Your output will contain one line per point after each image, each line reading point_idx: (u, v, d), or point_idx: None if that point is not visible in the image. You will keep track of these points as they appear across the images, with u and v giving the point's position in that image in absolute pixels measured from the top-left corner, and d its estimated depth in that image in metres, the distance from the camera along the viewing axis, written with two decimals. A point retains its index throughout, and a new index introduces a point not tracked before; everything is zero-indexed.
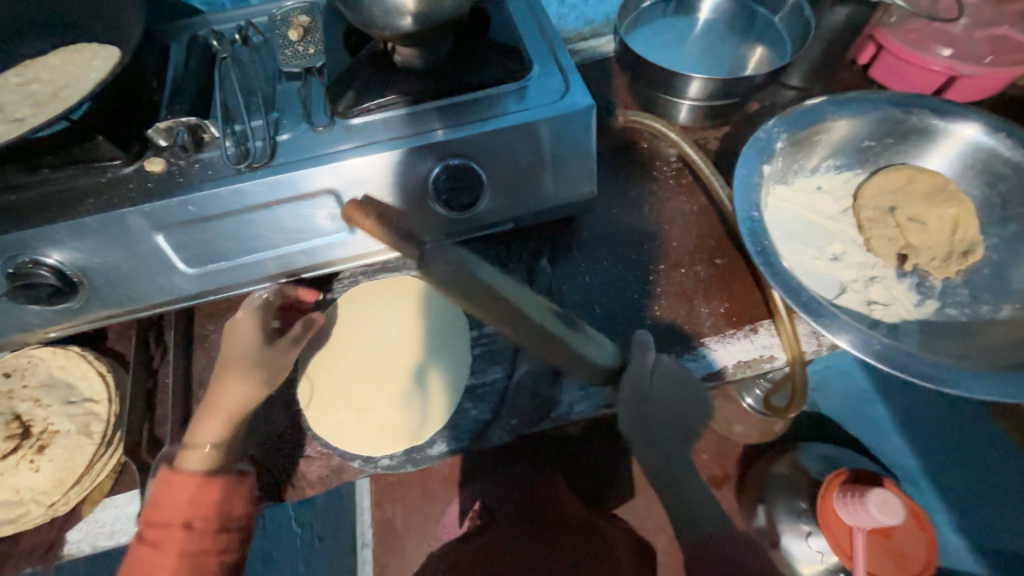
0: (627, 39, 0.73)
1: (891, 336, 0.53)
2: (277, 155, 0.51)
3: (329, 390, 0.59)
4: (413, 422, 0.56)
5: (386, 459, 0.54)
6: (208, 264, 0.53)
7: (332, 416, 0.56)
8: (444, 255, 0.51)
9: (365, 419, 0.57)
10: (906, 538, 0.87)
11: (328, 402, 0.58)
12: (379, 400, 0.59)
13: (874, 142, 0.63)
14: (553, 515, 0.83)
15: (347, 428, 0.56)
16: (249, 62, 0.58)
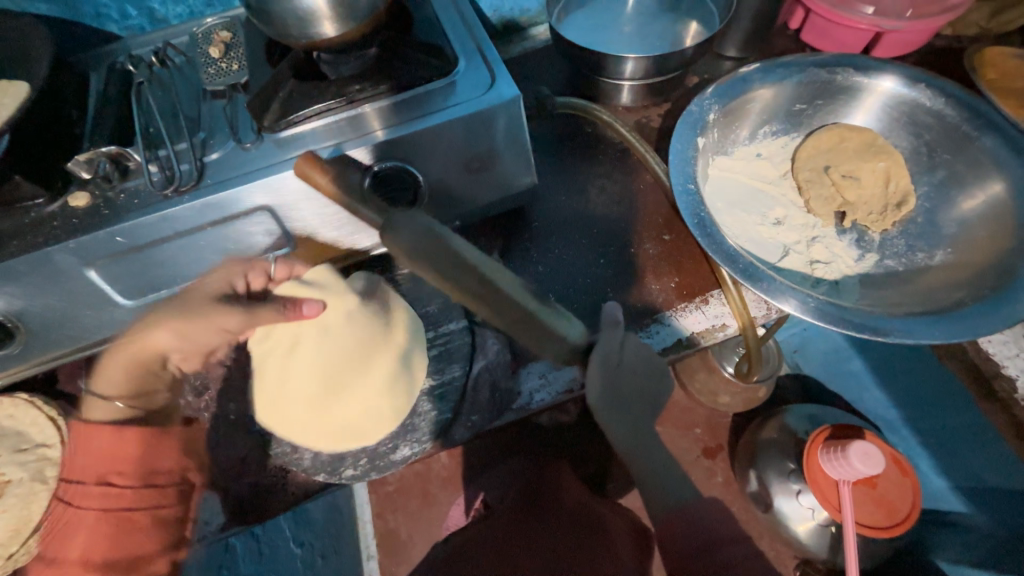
0: (559, 27, 0.73)
1: (834, 294, 0.54)
2: (205, 176, 0.50)
3: (285, 399, 0.56)
4: (376, 424, 0.55)
5: (350, 469, 0.54)
6: (149, 294, 0.52)
7: (294, 425, 0.55)
8: (410, 224, 0.47)
9: (325, 425, 0.55)
10: (890, 487, 0.90)
11: (287, 411, 0.56)
12: (338, 403, 0.56)
13: (805, 105, 0.64)
14: (556, 501, 0.81)
15: (309, 436, 0.55)
16: (171, 85, 0.56)
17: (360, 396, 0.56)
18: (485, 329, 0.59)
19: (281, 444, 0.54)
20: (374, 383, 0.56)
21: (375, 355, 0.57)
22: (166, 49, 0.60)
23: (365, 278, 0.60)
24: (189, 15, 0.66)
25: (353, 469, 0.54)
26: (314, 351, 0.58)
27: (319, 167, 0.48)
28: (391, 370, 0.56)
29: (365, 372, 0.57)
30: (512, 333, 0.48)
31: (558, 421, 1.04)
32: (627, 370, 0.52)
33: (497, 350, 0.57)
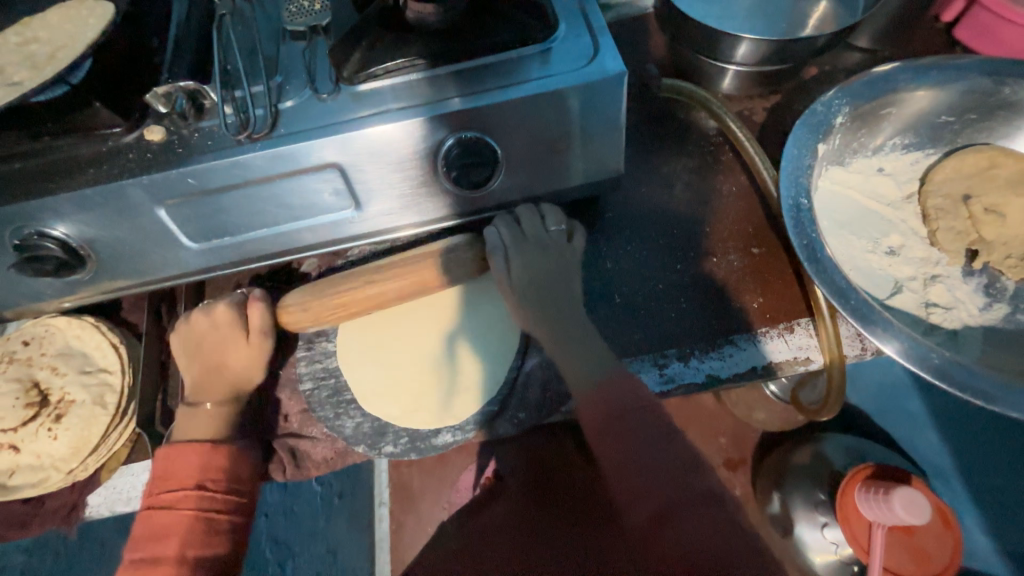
0: None
1: (948, 346, 0.47)
2: (279, 125, 0.47)
3: (364, 351, 0.56)
4: (438, 406, 0.54)
5: (390, 446, 0.53)
6: (213, 239, 0.51)
7: (368, 378, 0.55)
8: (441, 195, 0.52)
9: (399, 390, 0.55)
10: (930, 539, 0.74)
11: (365, 360, 0.56)
12: (417, 368, 0.56)
13: (953, 118, 0.54)
14: (562, 501, 0.74)
15: (379, 397, 0.55)
16: (251, 20, 0.53)
17: (442, 369, 0.56)
18: None
19: (325, 408, 0.55)
20: (458, 360, 0.56)
21: (465, 333, 0.56)
22: None
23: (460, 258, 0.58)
24: None
25: (392, 445, 0.53)
26: (403, 312, 0.58)
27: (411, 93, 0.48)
28: (477, 352, 0.56)
29: (453, 347, 0.56)
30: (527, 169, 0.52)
31: None
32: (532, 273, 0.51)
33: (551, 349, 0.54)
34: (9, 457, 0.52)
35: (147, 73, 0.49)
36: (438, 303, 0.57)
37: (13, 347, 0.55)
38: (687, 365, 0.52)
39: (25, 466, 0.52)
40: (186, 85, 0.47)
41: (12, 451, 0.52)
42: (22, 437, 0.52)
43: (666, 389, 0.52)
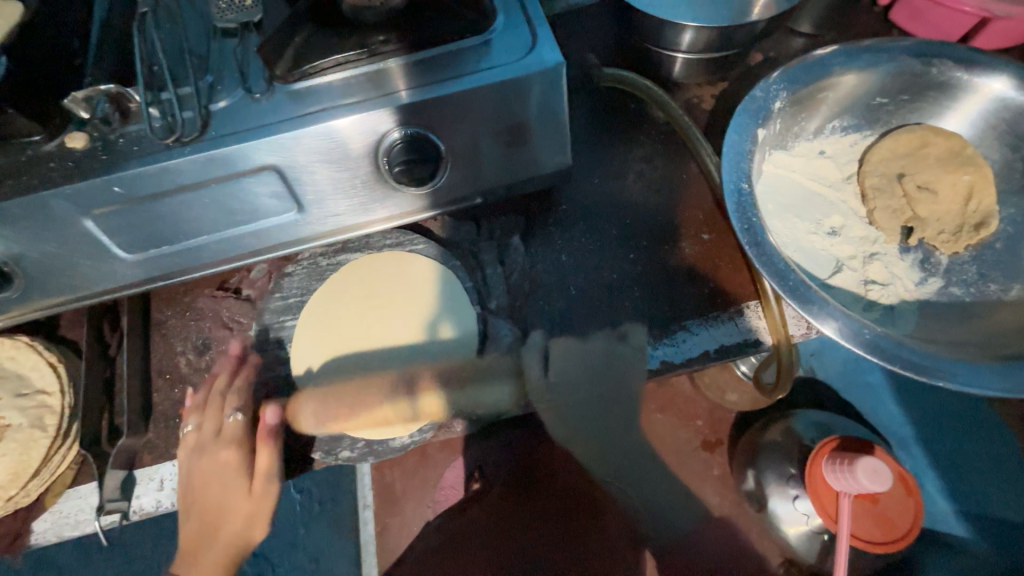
0: None
1: (885, 321, 0.49)
2: (210, 127, 0.45)
3: (317, 358, 0.54)
4: (394, 414, 0.52)
5: (347, 450, 0.52)
6: (149, 249, 0.49)
7: (324, 385, 0.53)
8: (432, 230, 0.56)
9: (347, 397, 0.53)
10: (893, 501, 0.76)
11: (315, 369, 0.54)
12: (380, 372, 0.54)
13: (887, 99, 0.56)
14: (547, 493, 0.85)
15: (329, 404, 0.53)
16: (178, 18, 0.51)
17: (407, 371, 0.54)
18: (497, 318, 0.56)
19: (280, 416, 0.53)
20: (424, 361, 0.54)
21: (430, 335, 0.55)
22: None
23: (415, 262, 0.58)
24: None
25: (350, 449, 0.52)
26: (355, 319, 0.56)
27: (349, 91, 0.47)
28: (444, 351, 0.54)
29: (419, 349, 0.55)
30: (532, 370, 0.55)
31: None
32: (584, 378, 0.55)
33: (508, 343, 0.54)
34: None
35: (68, 75, 0.47)
36: (404, 306, 0.56)
37: None
38: (641, 351, 0.53)
39: None
40: (107, 91, 0.45)
41: None
42: None
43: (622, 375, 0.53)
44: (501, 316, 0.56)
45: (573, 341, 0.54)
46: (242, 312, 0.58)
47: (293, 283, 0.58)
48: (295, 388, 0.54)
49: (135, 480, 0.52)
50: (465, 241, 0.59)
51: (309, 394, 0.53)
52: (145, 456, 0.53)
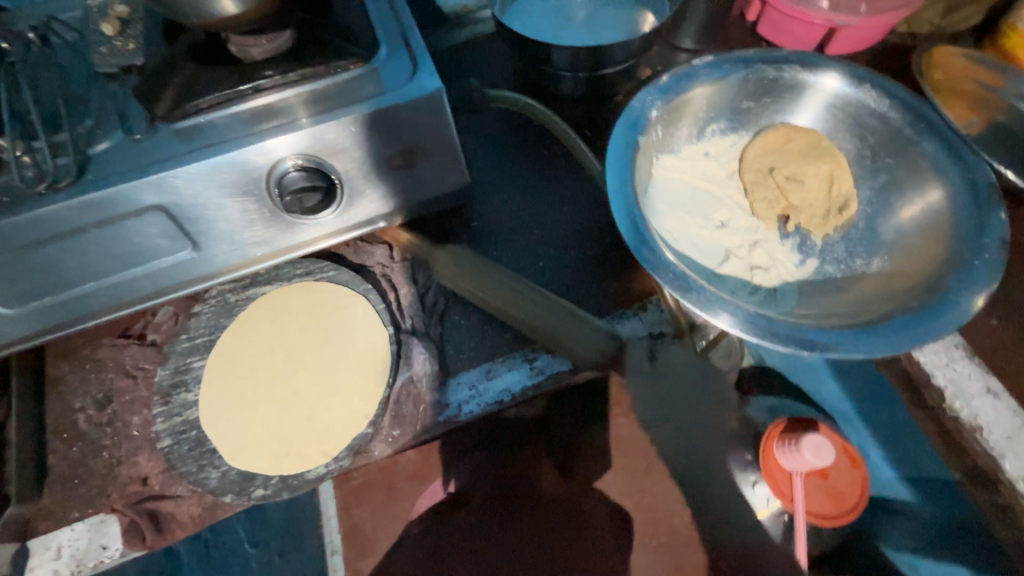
0: (505, 18, 0.68)
1: (770, 301, 0.53)
2: (87, 171, 0.44)
3: (225, 403, 0.53)
4: (313, 450, 0.51)
5: (260, 489, 0.49)
6: (34, 300, 0.48)
7: (241, 422, 0.52)
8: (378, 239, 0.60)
9: (264, 438, 0.51)
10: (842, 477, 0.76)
11: (226, 414, 0.52)
12: (304, 391, 0.54)
13: (752, 102, 0.62)
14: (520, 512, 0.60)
15: (243, 446, 0.51)
16: (54, 65, 0.50)
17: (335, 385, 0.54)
18: (412, 337, 0.56)
19: (187, 462, 0.50)
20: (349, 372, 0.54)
21: (347, 348, 0.55)
22: (48, 21, 0.52)
23: (329, 287, 0.57)
24: None
25: (264, 489, 0.49)
26: (271, 357, 0.55)
27: (232, 126, 0.46)
28: (365, 357, 0.55)
29: (342, 362, 0.55)
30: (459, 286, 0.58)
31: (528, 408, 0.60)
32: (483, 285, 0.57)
33: (423, 359, 0.54)
34: None
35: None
36: (319, 328, 0.56)
37: None
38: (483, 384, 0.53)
39: None
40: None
41: None
42: None
43: (473, 407, 0.52)
44: (416, 334, 0.56)
45: (487, 350, 0.55)
46: (146, 358, 0.55)
47: (201, 322, 0.56)
48: (203, 431, 0.51)
49: (30, 550, 0.48)
50: (377, 265, 0.59)
51: (220, 441, 0.51)
52: (40, 524, 0.49)
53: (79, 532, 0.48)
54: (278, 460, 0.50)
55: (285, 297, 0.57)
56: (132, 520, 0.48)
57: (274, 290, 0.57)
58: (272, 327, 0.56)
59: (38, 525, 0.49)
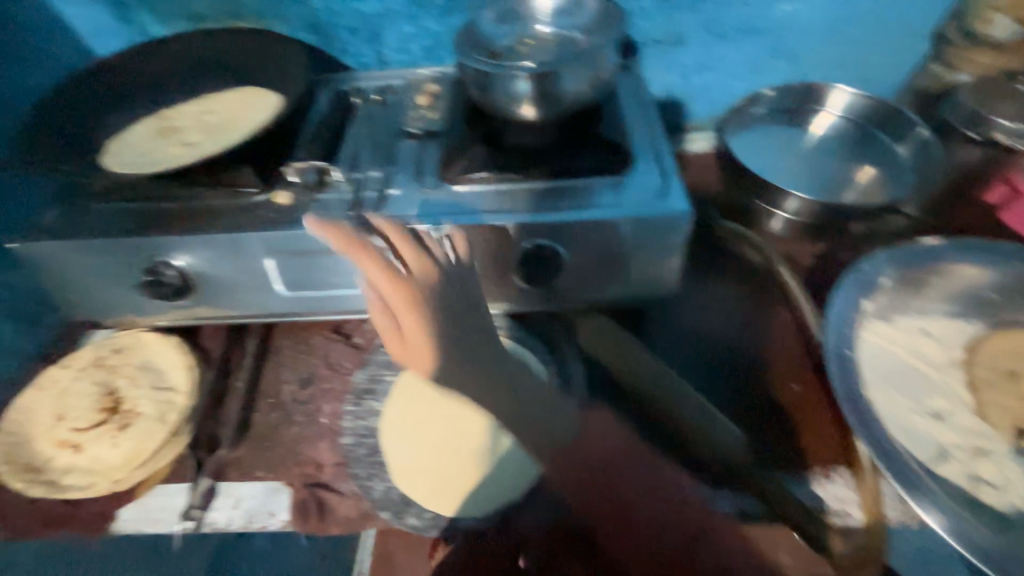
0: (734, 145, 0.72)
1: (1003, 529, 0.44)
2: (385, 206, 0.55)
3: (403, 420, 0.57)
4: (467, 495, 0.51)
5: (412, 518, 0.50)
6: (303, 290, 0.59)
7: (414, 466, 0.53)
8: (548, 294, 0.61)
9: (426, 467, 0.53)
10: None
11: (401, 431, 0.56)
12: (466, 439, 0.54)
13: (998, 296, 0.58)
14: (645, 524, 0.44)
15: (408, 467, 0.53)
16: (377, 118, 0.66)
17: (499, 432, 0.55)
18: None
19: (360, 465, 0.54)
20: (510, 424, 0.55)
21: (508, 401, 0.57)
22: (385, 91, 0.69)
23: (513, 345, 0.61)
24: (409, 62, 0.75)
25: (416, 519, 0.51)
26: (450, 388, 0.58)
27: (500, 199, 0.55)
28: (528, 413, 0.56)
29: (507, 413, 0.56)
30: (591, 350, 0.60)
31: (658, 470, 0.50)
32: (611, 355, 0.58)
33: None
34: (67, 456, 0.53)
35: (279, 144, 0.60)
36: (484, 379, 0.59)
37: (106, 354, 0.60)
38: None
39: (79, 469, 0.53)
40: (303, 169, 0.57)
41: (73, 450, 0.53)
42: (89, 438, 0.54)
43: None
44: None
45: None
46: (347, 357, 0.64)
47: None
48: (378, 441, 0.56)
49: (217, 491, 0.55)
50: (557, 335, 0.62)
51: (390, 455, 0.54)
52: (231, 472, 0.56)
53: (258, 491, 0.55)
54: (433, 493, 0.51)
55: None
56: (301, 499, 0.53)
57: None
58: None
59: (229, 471, 0.56)
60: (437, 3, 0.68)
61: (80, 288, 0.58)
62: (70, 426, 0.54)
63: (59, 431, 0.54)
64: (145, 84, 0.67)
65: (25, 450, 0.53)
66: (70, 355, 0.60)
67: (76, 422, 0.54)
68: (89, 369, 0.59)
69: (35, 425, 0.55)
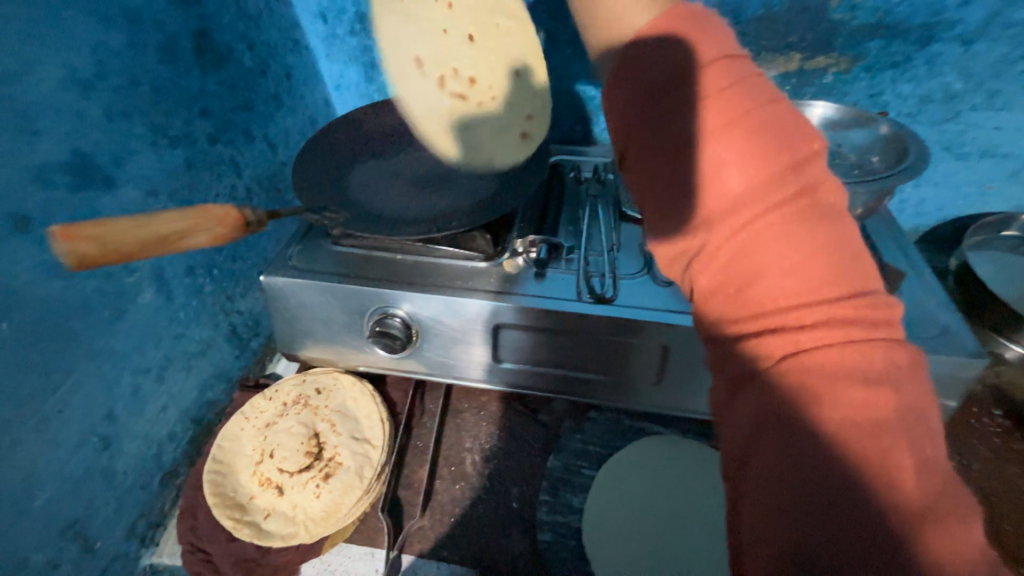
0: (976, 260, 0.66)
1: None
2: (621, 294, 0.54)
3: (608, 529, 0.52)
4: None
5: None
6: (516, 363, 0.58)
7: None
8: None
9: None
10: None
11: (610, 542, 0.51)
12: (666, 545, 0.50)
13: None
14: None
15: None
16: (595, 195, 0.65)
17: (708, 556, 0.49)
18: None
19: (562, 572, 0.50)
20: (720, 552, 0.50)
21: (718, 523, 0.51)
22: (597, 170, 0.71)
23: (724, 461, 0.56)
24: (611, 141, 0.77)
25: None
26: (655, 498, 0.54)
27: None
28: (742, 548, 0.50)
29: (718, 536, 0.50)
30: None
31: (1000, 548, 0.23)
32: None
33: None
34: (270, 497, 0.53)
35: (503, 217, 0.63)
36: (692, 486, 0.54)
37: (309, 393, 0.60)
38: None
39: (281, 513, 0.52)
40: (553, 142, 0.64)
41: (276, 492, 0.53)
42: (292, 482, 0.53)
43: None
44: None
45: None
46: (534, 435, 0.60)
47: (594, 431, 0.60)
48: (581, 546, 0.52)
49: (403, 565, 0.52)
50: None
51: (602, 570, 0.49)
52: (414, 543, 0.53)
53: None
54: None
55: (675, 446, 0.58)
56: None
57: (671, 437, 0.59)
58: (657, 470, 0.56)
59: (412, 544, 0.53)
60: None
61: (301, 326, 0.59)
62: (276, 465, 0.54)
63: (266, 469, 0.54)
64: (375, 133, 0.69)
65: (232, 482, 0.54)
66: (274, 387, 0.61)
67: (283, 463, 0.54)
68: (293, 406, 0.59)
69: (242, 456, 0.56)
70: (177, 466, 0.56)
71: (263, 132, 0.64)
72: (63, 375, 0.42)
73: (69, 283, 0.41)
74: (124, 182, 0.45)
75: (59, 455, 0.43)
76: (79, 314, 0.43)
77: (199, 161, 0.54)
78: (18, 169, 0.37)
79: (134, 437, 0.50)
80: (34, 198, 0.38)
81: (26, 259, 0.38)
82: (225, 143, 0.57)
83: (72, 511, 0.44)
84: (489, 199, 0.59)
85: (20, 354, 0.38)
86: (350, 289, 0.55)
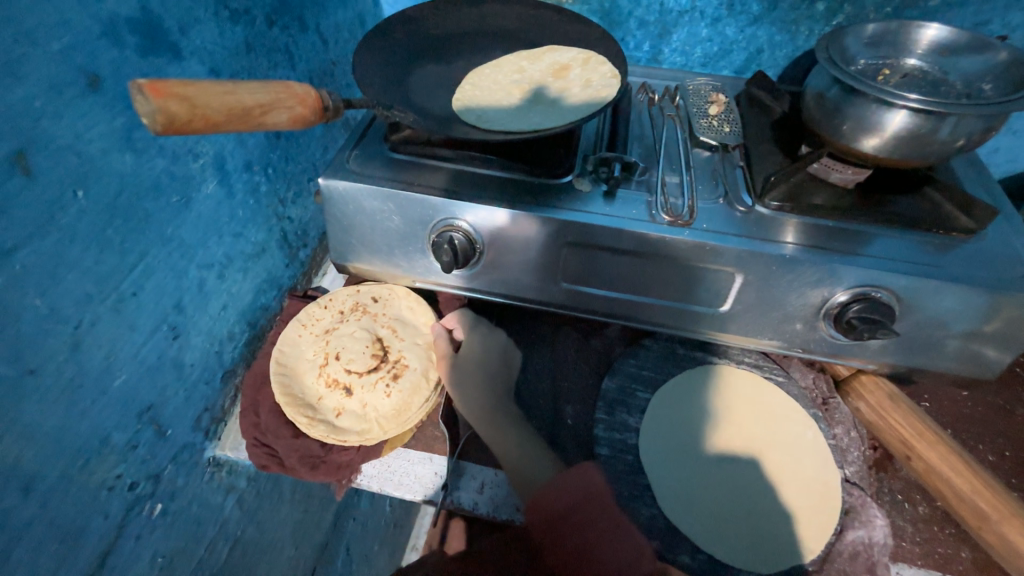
0: None
1: None
2: (697, 219, 0.52)
3: (660, 447, 0.55)
4: (745, 545, 0.49)
5: (686, 557, 0.48)
6: (579, 285, 0.56)
7: (689, 503, 0.52)
8: (828, 346, 0.55)
9: (697, 504, 0.52)
10: None
11: (662, 459, 0.54)
12: (701, 468, 0.54)
13: None
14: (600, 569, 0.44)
15: (679, 499, 0.52)
16: (664, 122, 0.63)
17: (741, 493, 0.53)
18: (863, 497, 0.51)
19: (621, 484, 0.52)
20: (763, 485, 0.53)
21: (749, 444, 0.56)
22: (667, 92, 0.66)
23: (770, 391, 0.58)
24: (679, 65, 0.72)
25: (689, 559, 0.48)
26: (699, 423, 0.57)
27: (825, 237, 0.51)
28: (780, 482, 0.53)
29: (753, 458, 0.55)
30: (874, 421, 0.54)
31: (574, 437, 0.55)
32: (902, 418, 0.52)
33: (883, 530, 0.49)
34: (339, 397, 0.54)
35: (569, 133, 0.59)
36: (764, 430, 0.56)
37: (366, 301, 0.60)
38: None
39: (351, 412, 0.53)
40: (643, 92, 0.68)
41: (344, 392, 0.54)
42: (362, 383, 0.54)
43: None
44: (865, 492, 0.52)
45: (941, 552, 0.49)
46: (588, 359, 0.60)
47: (648, 358, 0.60)
48: (635, 461, 0.54)
49: (461, 471, 0.53)
50: (817, 394, 0.58)
51: (656, 483, 0.52)
52: (471, 451, 0.54)
53: (503, 482, 0.52)
54: (710, 534, 0.50)
55: (718, 376, 0.60)
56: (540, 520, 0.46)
57: (717, 366, 0.60)
58: (702, 396, 0.58)
59: (470, 451, 0.54)
60: (751, 12, 0.65)
61: (357, 234, 0.57)
62: (343, 366, 0.54)
63: (332, 370, 0.54)
64: (434, 38, 0.64)
65: (299, 384, 0.54)
66: (328, 296, 0.60)
67: (350, 364, 0.54)
68: (352, 313, 0.58)
69: (304, 360, 0.56)
70: (236, 366, 0.56)
71: (317, 23, 0.59)
72: (138, 257, 0.41)
73: (139, 160, 0.40)
74: (188, 55, 0.42)
75: (136, 338, 0.42)
76: (150, 196, 0.41)
77: (257, 44, 0.50)
78: (86, 20, 0.34)
79: (200, 331, 0.50)
80: (104, 55, 0.36)
81: (99, 123, 0.36)
82: (281, 28, 0.53)
83: (147, 396, 0.45)
84: (555, 120, 0.56)
85: (97, 228, 0.37)
86: (413, 196, 0.53)
